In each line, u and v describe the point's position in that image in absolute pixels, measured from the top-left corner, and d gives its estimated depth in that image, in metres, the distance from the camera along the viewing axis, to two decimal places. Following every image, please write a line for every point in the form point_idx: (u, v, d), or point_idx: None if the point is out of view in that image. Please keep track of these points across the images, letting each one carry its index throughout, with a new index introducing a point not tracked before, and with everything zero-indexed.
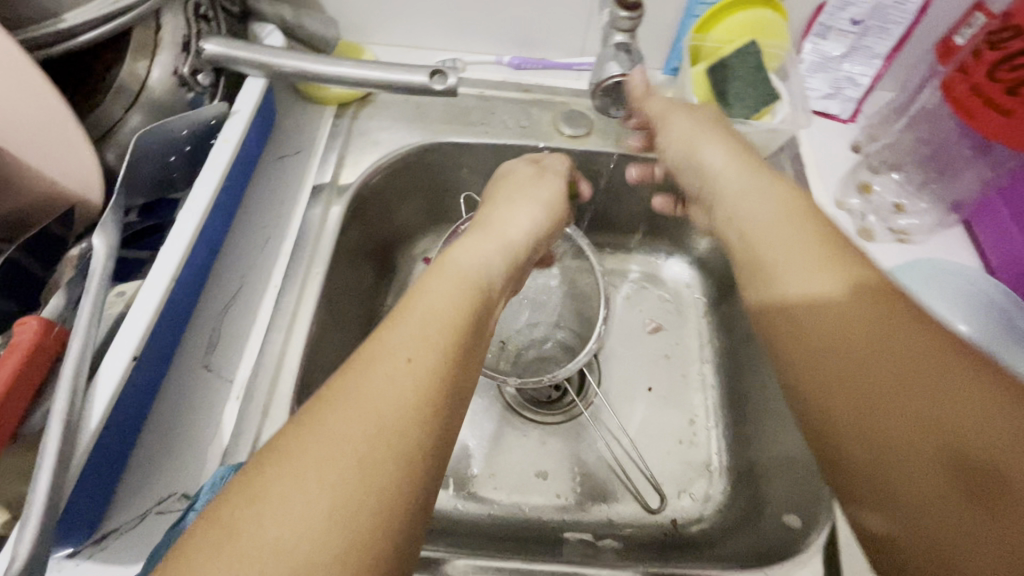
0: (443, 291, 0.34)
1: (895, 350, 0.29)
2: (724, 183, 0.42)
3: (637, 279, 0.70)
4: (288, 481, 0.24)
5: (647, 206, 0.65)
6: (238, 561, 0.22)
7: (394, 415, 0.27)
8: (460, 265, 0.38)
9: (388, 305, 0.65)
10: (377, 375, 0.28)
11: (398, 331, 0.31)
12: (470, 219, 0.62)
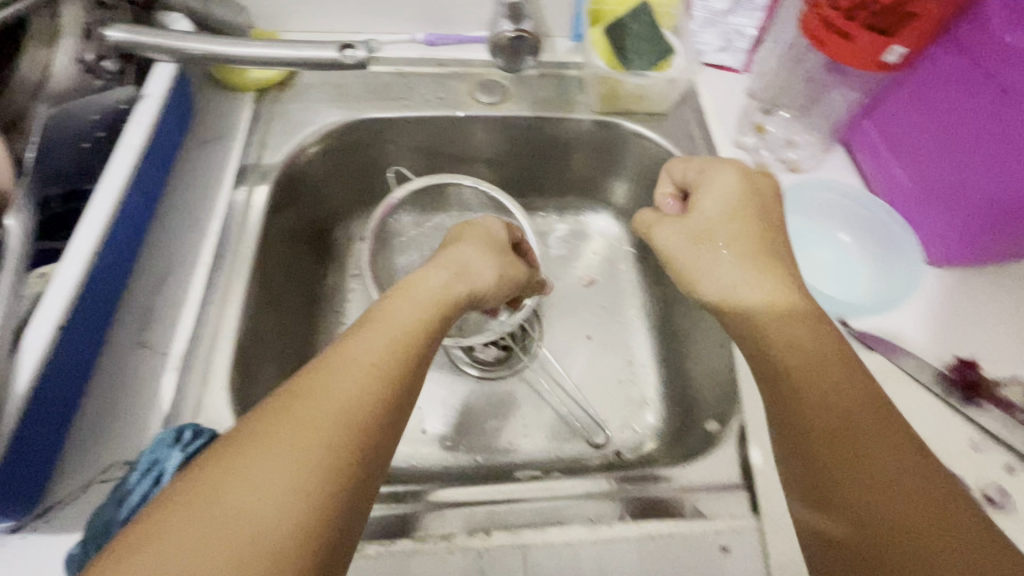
0: (402, 309, 0.40)
1: (895, 467, 0.32)
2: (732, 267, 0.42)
3: (568, 236, 0.74)
4: (262, 472, 0.28)
5: (568, 165, 0.69)
6: (216, 538, 0.26)
7: (352, 415, 0.32)
8: (414, 288, 0.43)
9: (329, 283, 0.66)
10: (338, 383, 0.33)
11: (358, 345, 0.36)
12: (400, 191, 0.65)
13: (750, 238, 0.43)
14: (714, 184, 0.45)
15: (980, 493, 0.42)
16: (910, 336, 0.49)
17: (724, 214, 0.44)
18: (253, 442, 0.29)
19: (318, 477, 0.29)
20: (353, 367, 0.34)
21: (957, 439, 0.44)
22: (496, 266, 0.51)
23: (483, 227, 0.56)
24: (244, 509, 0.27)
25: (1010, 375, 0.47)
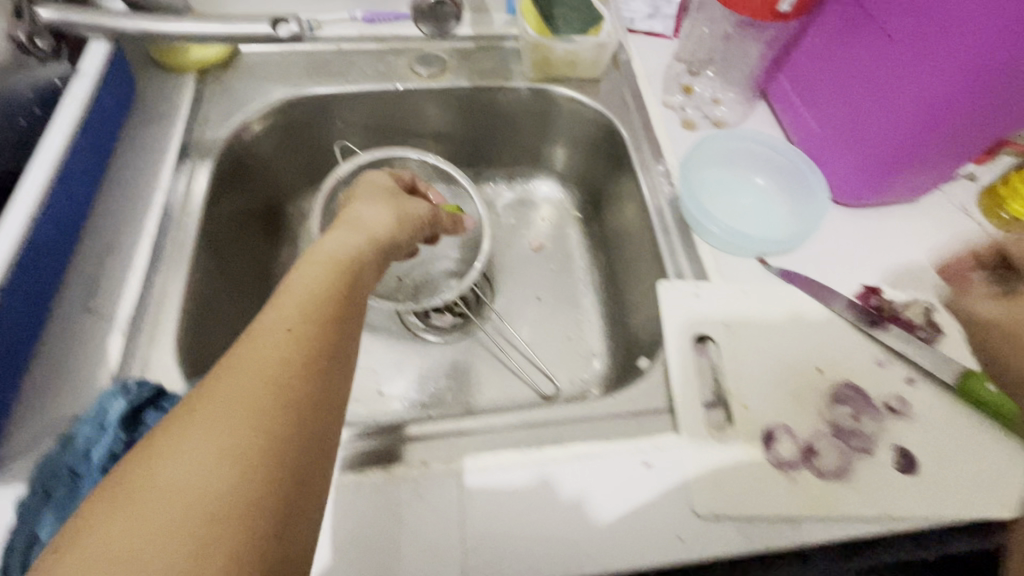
0: (309, 274, 0.40)
1: None
2: None
3: (515, 204, 0.76)
4: (190, 448, 0.28)
5: (511, 134, 0.72)
6: (150, 517, 0.26)
7: (276, 375, 0.32)
8: (324, 250, 0.43)
9: (282, 258, 0.68)
10: (258, 359, 0.32)
11: (275, 315, 0.36)
12: (347, 164, 0.67)
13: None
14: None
15: (885, 402, 0.46)
16: (818, 270, 0.53)
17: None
18: (176, 433, 0.29)
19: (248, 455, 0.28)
20: (271, 341, 0.34)
21: (865, 357, 0.48)
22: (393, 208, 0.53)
23: (369, 178, 0.58)
24: (173, 499, 0.26)
25: (911, 297, 0.51)
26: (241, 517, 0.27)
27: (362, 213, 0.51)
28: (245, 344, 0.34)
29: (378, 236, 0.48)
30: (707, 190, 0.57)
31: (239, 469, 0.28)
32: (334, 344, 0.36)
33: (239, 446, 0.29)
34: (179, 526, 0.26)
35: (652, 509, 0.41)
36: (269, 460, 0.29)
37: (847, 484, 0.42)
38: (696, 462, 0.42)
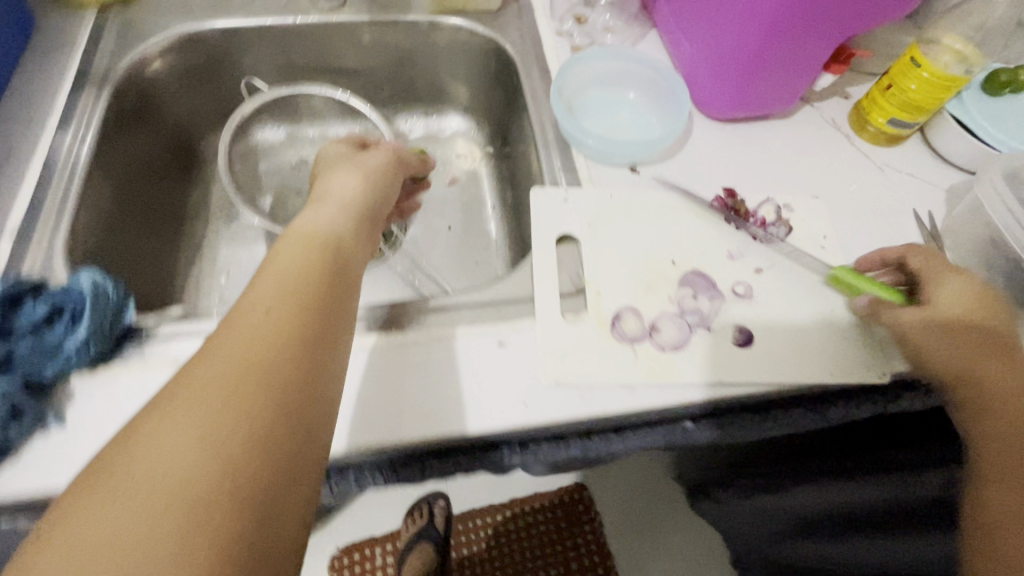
0: (290, 252, 0.40)
1: None
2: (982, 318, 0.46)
3: (427, 142, 0.79)
4: (168, 429, 0.28)
5: (418, 71, 0.74)
6: (129, 498, 0.25)
7: (256, 351, 0.32)
8: (302, 227, 0.43)
9: (195, 193, 0.71)
10: (240, 341, 0.32)
11: (252, 295, 0.35)
12: (254, 99, 0.69)
13: (981, 330, 0.46)
14: (944, 282, 0.47)
15: (729, 288, 0.50)
16: (685, 177, 0.56)
17: (962, 307, 0.46)
18: (155, 420, 0.28)
19: (228, 441, 0.28)
20: (254, 322, 0.33)
21: (716, 251, 0.52)
22: (364, 175, 0.53)
23: (331, 151, 0.57)
24: (150, 486, 0.26)
25: (764, 198, 0.55)
26: (223, 497, 0.26)
27: (338, 186, 0.51)
28: (228, 327, 0.33)
29: (354, 205, 0.49)
30: (585, 107, 0.60)
31: (221, 457, 0.27)
32: (320, 325, 0.36)
33: (219, 434, 0.28)
34: (163, 508, 0.25)
35: (503, 380, 0.45)
36: (248, 444, 0.28)
37: (682, 356, 0.46)
38: (545, 340, 0.46)
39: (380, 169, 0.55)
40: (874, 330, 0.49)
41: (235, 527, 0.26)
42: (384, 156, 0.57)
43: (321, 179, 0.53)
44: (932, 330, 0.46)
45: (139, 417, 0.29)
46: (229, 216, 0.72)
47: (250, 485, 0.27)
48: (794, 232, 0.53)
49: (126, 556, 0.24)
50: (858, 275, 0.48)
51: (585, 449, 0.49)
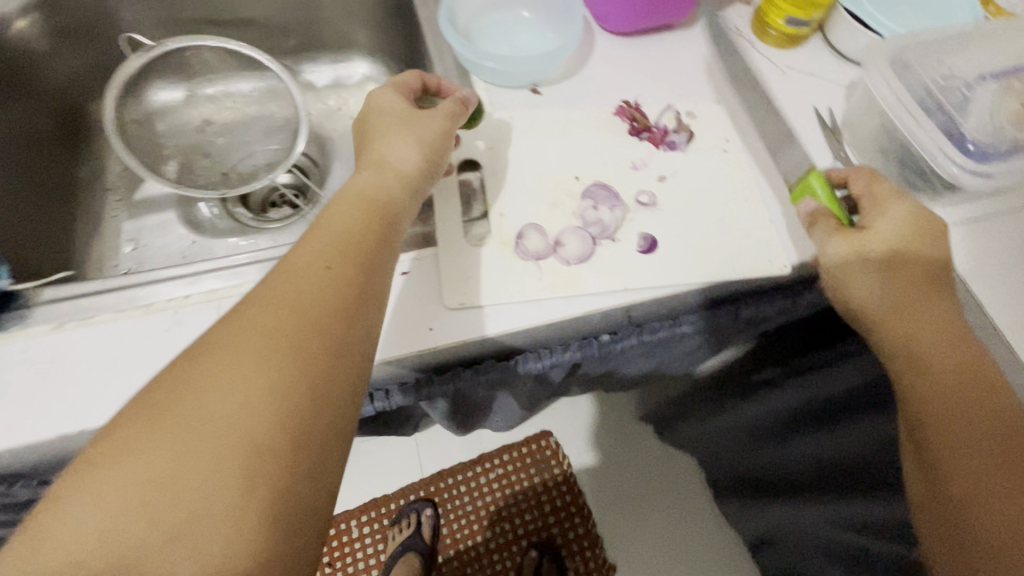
0: (342, 214, 0.39)
1: (974, 422, 0.37)
2: (912, 246, 0.42)
3: (334, 90, 0.75)
4: (228, 374, 0.29)
5: (313, 14, 0.70)
6: (190, 435, 0.27)
7: (311, 310, 0.33)
8: (362, 196, 0.41)
9: (89, 164, 0.67)
10: (290, 297, 0.33)
11: (309, 246, 0.36)
12: (138, 59, 0.63)
13: (915, 257, 0.42)
14: (886, 211, 0.43)
15: (634, 198, 0.50)
16: (585, 94, 0.55)
17: (897, 241, 0.42)
18: (209, 359, 0.30)
19: (281, 395, 0.29)
20: (305, 278, 0.34)
21: (620, 163, 0.51)
22: (422, 138, 0.45)
23: (378, 107, 0.47)
24: (201, 435, 0.27)
25: (664, 107, 0.54)
26: (282, 445, 0.28)
27: (381, 163, 0.43)
28: (279, 278, 0.34)
29: (409, 181, 0.43)
30: (480, 34, 0.58)
31: (272, 411, 0.29)
32: (363, 287, 0.35)
33: (271, 389, 0.29)
34: (220, 450, 0.27)
35: (408, 310, 0.44)
36: (307, 399, 0.30)
37: (588, 267, 0.46)
38: (447, 266, 0.46)
39: (442, 132, 0.46)
40: (778, 227, 0.50)
41: (278, 475, 0.28)
42: (429, 123, 0.46)
43: (374, 136, 0.45)
44: (863, 262, 0.42)
45: (195, 357, 0.30)
46: (133, 186, 0.68)
47: (304, 436, 0.29)
48: (696, 137, 0.53)
49: (175, 490, 0.26)
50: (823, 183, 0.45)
51: (506, 373, 0.50)
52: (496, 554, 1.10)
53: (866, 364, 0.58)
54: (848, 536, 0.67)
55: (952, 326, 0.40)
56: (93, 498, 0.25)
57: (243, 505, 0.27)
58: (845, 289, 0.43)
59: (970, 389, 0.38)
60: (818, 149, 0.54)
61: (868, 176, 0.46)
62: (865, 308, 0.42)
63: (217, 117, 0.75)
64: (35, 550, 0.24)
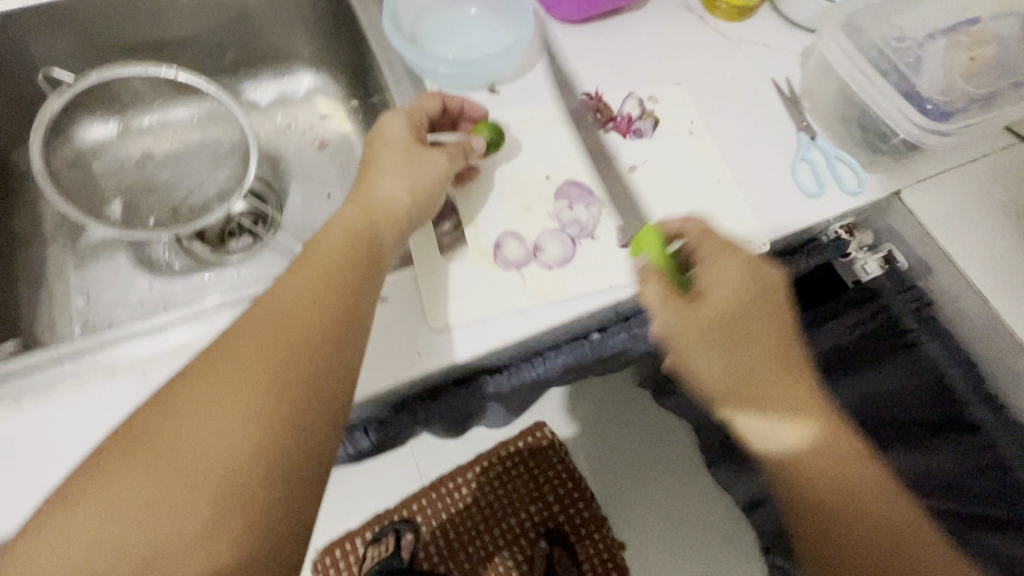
0: (327, 248, 0.39)
1: (863, 517, 0.38)
2: (753, 309, 0.41)
3: (279, 108, 0.72)
4: (211, 405, 0.32)
5: (247, 29, 0.66)
6: (173, 463, 0.30)
7: (294, 341, 0.34)
8: (345, 236, 0.40)
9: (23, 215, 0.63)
10: (273, 327, 0.35)
11: (295, 276, 0.38)
12: (60, 99, 0.59)
13: (758, 319, 0.41)
14: (719, 274, 0.41)
15: (607, 191, 0.49)
16: (545, 88, 0.54)
17: (739, 305, 0.41)
18: (192, 391, 0.33)
19: (259, 426, 0.32)
20: (286, 307, 0.36)
21: (589, 156, 0.50)
22: (416, 178, 0.43)
23: (387, 128, 0.45)
24: (182, 464, 0.30)
25: (626, 94, 0.53)
26: (258, 473, 0.31)
27: (373, 194, 0.42)
28: (262, 307, 0.36)
29: (392, 224, 0.42)
30: (427, 37, 0.56)
31: (250, 442, 0.31)
32: (341, 316, 0.37)
33: (251, 420, 0.32)
34: (198, 479, 0.30)
35: (393, 336, 0.43)
36: (285, 429, 0.32)
37: (571, 269, 0.45)
38: (426, 286, 0.44)
39: (439, 172, 0.44)
40: (750, 204, 0.50)
41: (248, 503, 0.31)
42: (429, 161, 0.44)
43: (372, 165, 0.44)
44: (705, 335, 0.40)
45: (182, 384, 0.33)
46: (75, 232, 0.64)
47: (280, 465, 0.32)
48: (661, 122, 0.52)
49: (157, 514, 0.30)
50: (657, 239, 0.43)
51: (499, 384, 0.49)
52: (506, 550, 1.10)
53: (840, 325, 0.59)
54: None
55: (810, 414, 0.40)
56: (83, 522, 0.29)
57: (213, 532, 0.30)
58: (696, 375, 0.42)
59: (849, 485, 0.39)
60: (781, 122, 0.54)
61: (700, 229, 0.43)
62: (724, 394, 0.41)
63: (157, 150, 0.69)
64: (31, 560, 0.29)
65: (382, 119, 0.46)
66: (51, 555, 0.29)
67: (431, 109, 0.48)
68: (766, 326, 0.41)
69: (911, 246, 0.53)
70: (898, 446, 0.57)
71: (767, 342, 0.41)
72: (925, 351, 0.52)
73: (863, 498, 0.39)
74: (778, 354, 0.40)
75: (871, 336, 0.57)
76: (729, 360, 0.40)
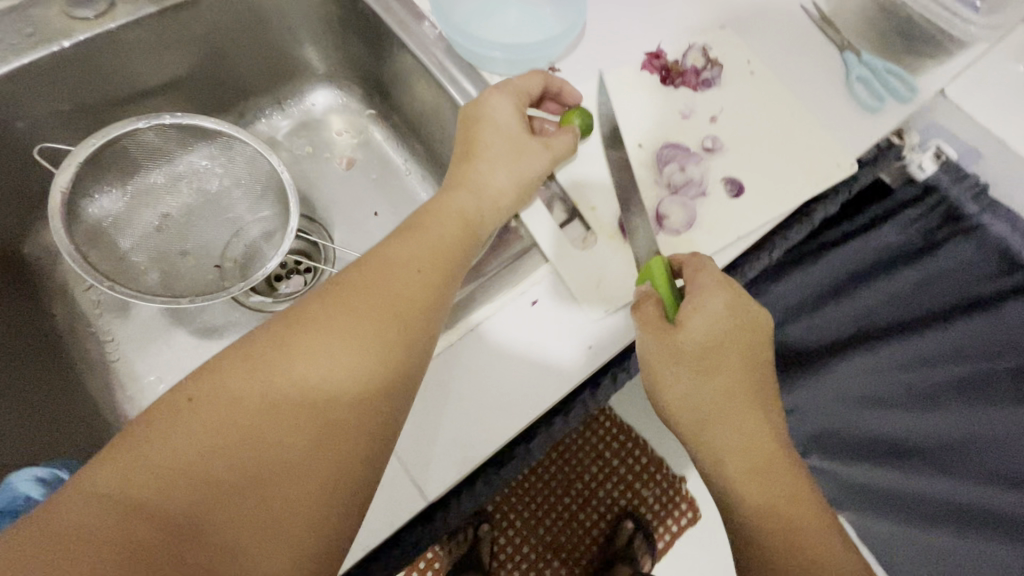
0: (437, 225, 0.43)
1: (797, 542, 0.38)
2: (721, 336, 0.42)
3: (295, 132, 0.68)
4: (324, 345, 0.35)
5: (247, 53, 0.60)
6: (283, 394, 0.33)
7: (398, 304, 0.38)
8: (456, 211, 0.44)
9: (59, 311, 0.57)
10: (389, 289, 0.38)
11: (403, 244, 0.42)
12: (68, 173, 0.52)
13: (729, 345, 0.42)
14: (703, 306, 0.41)
15: (700, 146, 0.49)
16: (603, 57, 0.53)
17: (707, 336, 0.41)
18: (308, 330, 0.35)
19: (368, 380, 0.35)
20: (392, 273, 0.39)
21: (670, 117, 0.51)
22: (512, 173, 0.46)
23: (493, 106, 0.47)
24: (293, 401, 0.33)
25: (685, 48, 0.53)
26: (354, 422, 0.34)
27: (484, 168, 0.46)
28: (366, 268, 0.40)
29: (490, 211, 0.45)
30: (470, 24, 0.53)
31: (354, 393, 0.35)
32: (437, 288, 0.40)
33: (355, 373, 0.35)
34: (299, 411, 0.33)
35: (559, 337, 0.44)
36: (383, 389, 0.35)
37: (697, 230, 0.47)
38: (575, 279, 0.45)
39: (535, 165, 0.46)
40: (826, 130, 0.52)
41: (348, 448, 0.33)
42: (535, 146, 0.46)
43: (476, 148, 0.46)
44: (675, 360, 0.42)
45: (300, 320, 0.36)
46: (120, 316, 0.58)
47: (375, 423, 0.35)
48: (724, 68, 0.53)
49: (259, 439, 0.32)
50: (663, 268, 0.43)
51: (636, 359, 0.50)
52: (581, 514, 1.04)
53: (905, 220, 0.65)
54: (859, 417, 0.72)
55: (762, 450, 0.41)
56: (199, 428, 0.31)
57: (313, 469, 0.32)
58: (662, 394, 0.44)
59: (790, 523, 0.39)
60: (830, 43, 0.55)
61: (699, 263, 0.43)
62: (685, 418, 0.43)
63: (177, 207, 0.62)
64: (151, 447, 0.30)
65: (489, 92, 0.47)
66: (166, 447, 0.31)
67: (534, 89, 0.49)
68: (728, 355, 0.42)
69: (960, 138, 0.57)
70: (956, 320, 0.62)
71: (732, 364, 0.42)
72: (990, 229, 0.60)
73: (808, 530, 0.39)
74: (740, 379, 0.42)
75: (932, 227, 0.64)
76: (693, 379, 0.42)
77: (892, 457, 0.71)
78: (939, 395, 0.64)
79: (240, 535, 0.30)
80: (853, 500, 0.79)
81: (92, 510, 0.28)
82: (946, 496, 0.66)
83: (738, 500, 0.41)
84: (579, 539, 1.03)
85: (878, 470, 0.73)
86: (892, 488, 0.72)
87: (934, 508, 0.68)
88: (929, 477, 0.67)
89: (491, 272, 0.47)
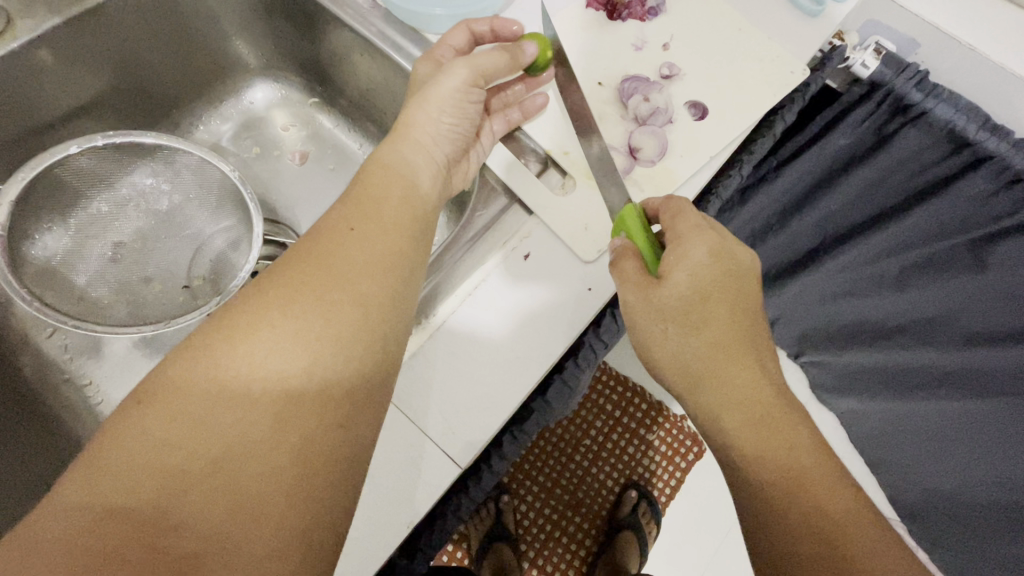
0: (381, 184, 0.39)
1: (795, 476, 0.37)
2: (704, 277, 0.40)
3: (238, 134, 0.65)
4: (265, 328, 0.32)
5: (171, 54, 0.56)
6: (227, 385, 0.31)
7: (352, 275, 0.34)
8: (401, 160, 0.41)
9: (27, 361, 0.54)
10: (340, 258, 0.35)
11: (341, 211, 0.37)
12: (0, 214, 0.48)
13: (714, 282, 0.40)
14: (686, 255, 0.40)
15: (658, 74, 0.50)
16: None
17: (691, 278, 0.40)
18: (251, 313, 0.32)
19: (327, 361, 0.32)
20: (328, 240, 0.35)
21: (622, 50, 0.50)
22: (440, 108, 0.42)
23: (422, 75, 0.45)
24: (251, 395, 0.31)
25: None
26: (313, 406, 0.31)
27: (439, 108, 0.42)
28: (307, 242, 0.36)
29: (437, 164, 0.43)
30: None
31: (308, 380, 0.32)
32: (403, 256, 0.37)
33: (310, 356, 0.32)
34: (255, 395, 0.31)
35: (550, 289, 0.44)
36: (341, 370, 0.33)
37: (670, 157, 0.47)
38: (559, 226, 0.45)
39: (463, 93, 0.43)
40: (775, 41, 0.52)
41: (321, 438, 0.31)
42: (477, 59, 0.43)
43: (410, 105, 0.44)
44: (659, 309, 0.40)
45: (243, 302, 0.33)
46: (91, 355, 0.55)
47: (339, 406, 0.32)
48: None
49: (209, 434, 0.30)
50: (638, 219, 0.43)
51: None
52: (595, 467, 1.05)
53: (853, 122, 0.63)
54: (839, 308, 0.82)
55: (757, 386, 0.40)
56: (151, 428, 0.29)
57: (278, 449, 0.30)
58: (649, 343, 0.42)
59: (792, 460, 0.38)
60: None
61: (675, 209, 0.42)
62: (672, 365, 0.42)
63: (128, 233, 0.58)
64: (113, 455, 0.28)
65: (417, 66, 0.46)
66: (126, 456, 0.28)
67: (462, 42, 0.46)
68: (713, 294, 0.40)
69: (899, 32, 0.58)
70: (914, 208, 0.63)
71: (718, 304, 0.40)
72: (935, 113, 0.56)
73: (812, 463, 0.38)
74: (729, 317, 0.40)
75: (881, 119, 0.61)
76: (679, 324, 0.40)
77: (884, 338, 0.80)
78: (911, 274, 0.70)
79: (213, 521, 0.29)
80: (843, 387, 0.92)
81: (61, 530, 0.27)
82: (925, 364, 0.76)
83: (736, 452, 0.39)
84: (596, 492, 1.05)
85: (865, 353, 0.84)
86: (875, 365, 0.84)
87: (917, 377, 0.79)
88: (915, 347, 0.76)
89: (469, 237, 0.46)
